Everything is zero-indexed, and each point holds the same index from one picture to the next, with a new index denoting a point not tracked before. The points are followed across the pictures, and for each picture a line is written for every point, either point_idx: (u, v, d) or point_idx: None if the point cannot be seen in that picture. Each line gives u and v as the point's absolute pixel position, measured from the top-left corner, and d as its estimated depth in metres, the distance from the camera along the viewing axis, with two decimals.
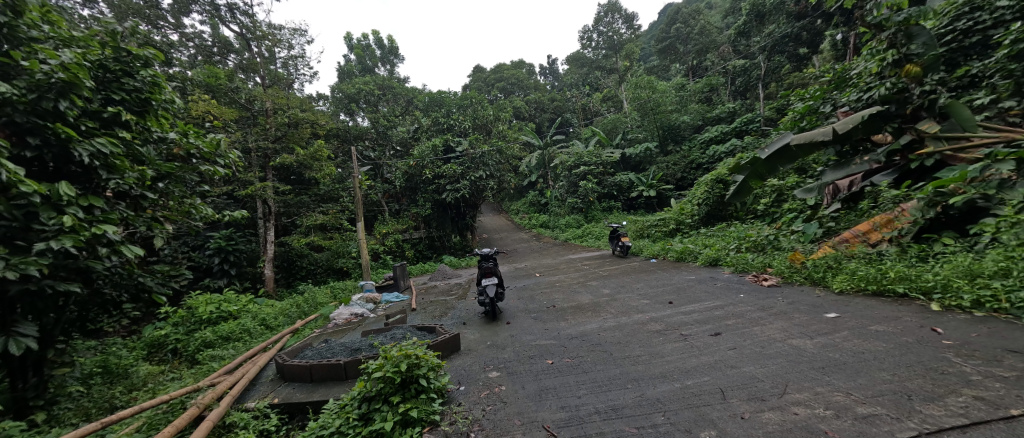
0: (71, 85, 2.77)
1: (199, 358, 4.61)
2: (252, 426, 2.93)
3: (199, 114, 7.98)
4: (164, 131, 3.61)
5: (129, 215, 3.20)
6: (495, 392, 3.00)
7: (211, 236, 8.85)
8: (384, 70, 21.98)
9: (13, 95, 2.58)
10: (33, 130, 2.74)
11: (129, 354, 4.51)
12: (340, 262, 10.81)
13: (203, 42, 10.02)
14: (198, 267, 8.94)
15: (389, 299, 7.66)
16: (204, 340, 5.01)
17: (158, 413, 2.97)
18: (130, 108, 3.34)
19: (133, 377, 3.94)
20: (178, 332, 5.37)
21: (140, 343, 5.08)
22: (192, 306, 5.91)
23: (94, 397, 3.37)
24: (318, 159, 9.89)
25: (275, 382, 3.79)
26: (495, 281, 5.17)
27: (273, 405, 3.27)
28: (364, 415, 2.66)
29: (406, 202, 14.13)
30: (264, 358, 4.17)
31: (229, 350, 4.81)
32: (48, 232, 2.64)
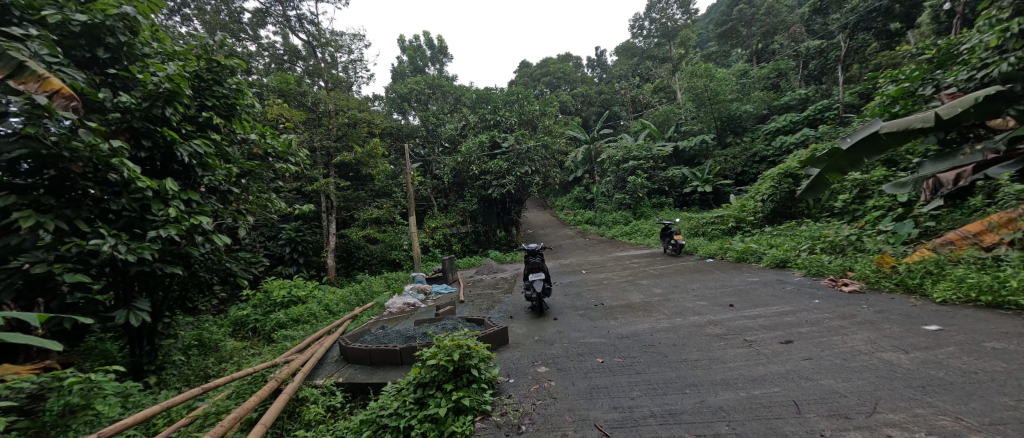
0: (174, 94, 3.14)
1: (275, 337, 5.10)
2: (321, 402, 3.19)
3: (273, 116, 8.74)
4: (246, 133, 3.98)
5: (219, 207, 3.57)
6: (545, 387, 3.01)
7: (283, 228, 9.74)
8: (434, 69, 22.71)
9: (130, 104, 2.97)
10: (148, 133, 3.16)
11: (219, 331, 5.11)
12: (393, 254, 11.34)
13: (276, 51, 10.96)
14: (272, 256, 9.84)
15: (438, 290, 7.95)
16: (279, 321, 5.54)
17: (242, 383, 3.31)
18: (220, 113, 3.74)
19: (222, 350, 4.45)
20: (258, 312, 5.98)
21: (227, 321, 5.72)
22: (268, 290, 6.56)
23: (192, 365, 3.84)
24: (374, 156, 10.48)
25: (339, 363, 4.09)
26: (542, 277, 5.14)
27: (339, 383, 3.53)
28: (419, 400, 2.78)
29: (454, 197, 14.47)
30: (330, 340, 4.50)
31: (299, 331, 5.27)
32: (157, 221, 3.01)
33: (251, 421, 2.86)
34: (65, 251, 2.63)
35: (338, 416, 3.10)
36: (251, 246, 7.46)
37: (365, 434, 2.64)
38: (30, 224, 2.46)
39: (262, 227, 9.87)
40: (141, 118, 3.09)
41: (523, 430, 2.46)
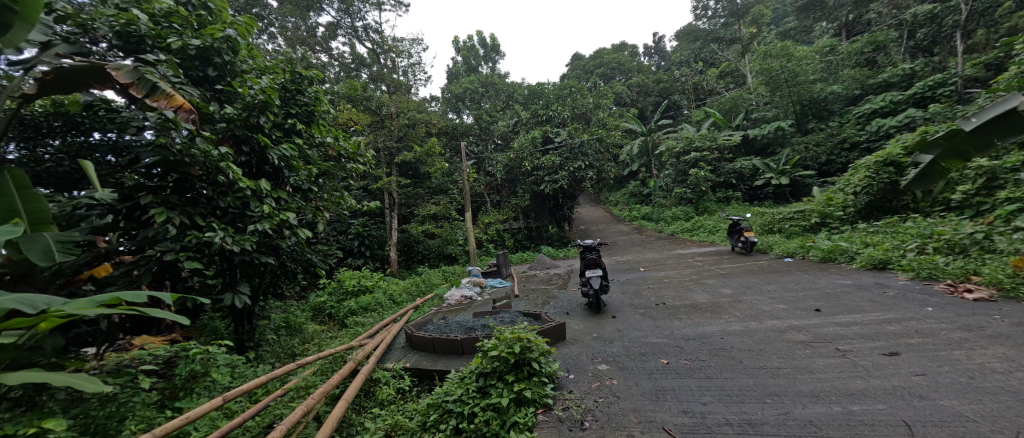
0: (267, 105, 3.55)
1: (348, 323, 5.55)
2: (392, 383, 3.44)
3: (345, 119, 9.44)
4: (324, 137, 4.35)
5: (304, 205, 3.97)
6: (607, 385, 2.99)
7: (352, 223, 10.49)
8: (486, 68, 23.08)
9: (233, 115, 3.42)
10: (246, 140, 3.60)
11: (302, 315, 5.68)
12: (449, 248, 11.74)
13: (345, 61, 11.79)
14: (342, 249, 10.66)
15: (492, 283, 8.13)
16: (351, 308, 6.02)
17: (325, 363, 3.66)
18: (302, 119, 4.16)
19: (306, 332, 4.94)
20: (333, 300, 6.54)
21: (308, 307, 6.31)
22: (340, 280, 7.13)
23: (284, 345, 4.31)
24: (432, 155, 10.94)
25: (406, 349, 4.36)
26: (600, 274, 5.06)
27: (407, 368, 3.78)
28: (481, 388, 2.89)
29: (506, 193, 14.65)
30: (395, 328, 4.82)
31: (369, 318, 5.68)
32: (255, 217, 3.43)
33: (333, 397, 3.17)
34: (186, 242, 3.08)
35: (406, 398, 3.32)
36: (324, 240, 8.13)
37: (432, 417, 2.80)
38: (162, 218, 2.93)
39: (333, 222, 10.69)
40: (240, 126, 3.57)
41: (587, 426, 2.48)
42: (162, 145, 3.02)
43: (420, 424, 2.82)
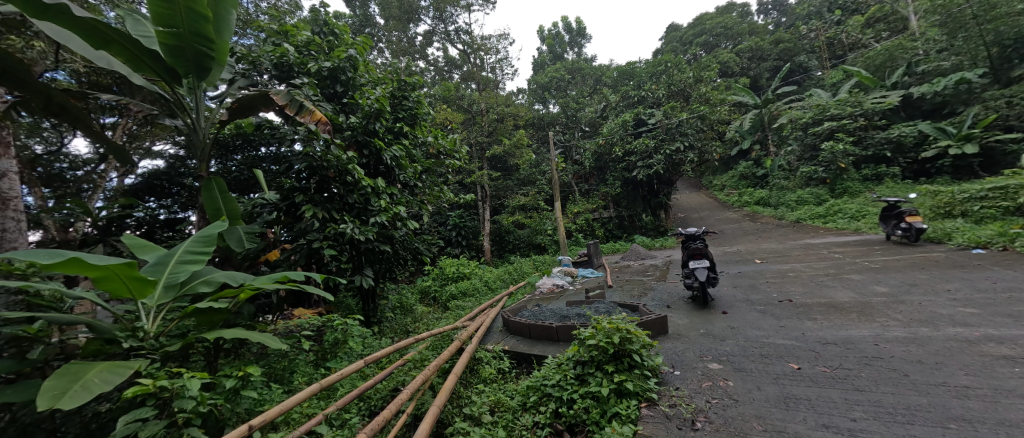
0: (379, 112, 4.40)
1: (450, 305, 5.81)
2: (493, 364, 3.42)
3: (441, 119, 9.87)
4: (424, 136, 5.06)
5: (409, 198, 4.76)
6: (720, 385, 2.61)
7: (449, 215, 11.04)
8: (572, 53, 22.54)
9: (355, 124, 4.31)
10: (366, 145, 4.49)
11: (411, 297, 6.14)
12: (539, 239, 11.43)
13: (439, 65, 12.35)
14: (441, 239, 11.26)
15: (585, 273, 7.86)
16: (453, 293, 6.33)
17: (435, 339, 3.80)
18: (408, 122, 5.02)
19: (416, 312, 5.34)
20: (436, 284, 6.97)
21: (416, 289, 6.75)
22: (442, 267, 7.58)
23: (398, 322, 4.71)
24: (520, 147, 11.02)
25: (503, 334, 4.36)
26: (706, 265, 4.46)
27: (506, 350, 3.77)
28: (579, 376, 2.72)
29: (596, 181, 14.14)
30: (494, 311, 4.87)
31: (469, 302, 5.86)
32: (374, 211, 4.27)
33: (444, 371, 3.24)
34: (326, 233, 4.01)
35: (505, 379, 3.28)
36: (427, 231, 8.64)
37: (532, 399, 2.70)
38: (310, 213, 3.91)
39: (432, 214, 11.34)
40: (361, 133, 4.44)
41: (699, 427, 2.20)
42: (308, 154, 4.01)
43: (520, 404, 2.74)
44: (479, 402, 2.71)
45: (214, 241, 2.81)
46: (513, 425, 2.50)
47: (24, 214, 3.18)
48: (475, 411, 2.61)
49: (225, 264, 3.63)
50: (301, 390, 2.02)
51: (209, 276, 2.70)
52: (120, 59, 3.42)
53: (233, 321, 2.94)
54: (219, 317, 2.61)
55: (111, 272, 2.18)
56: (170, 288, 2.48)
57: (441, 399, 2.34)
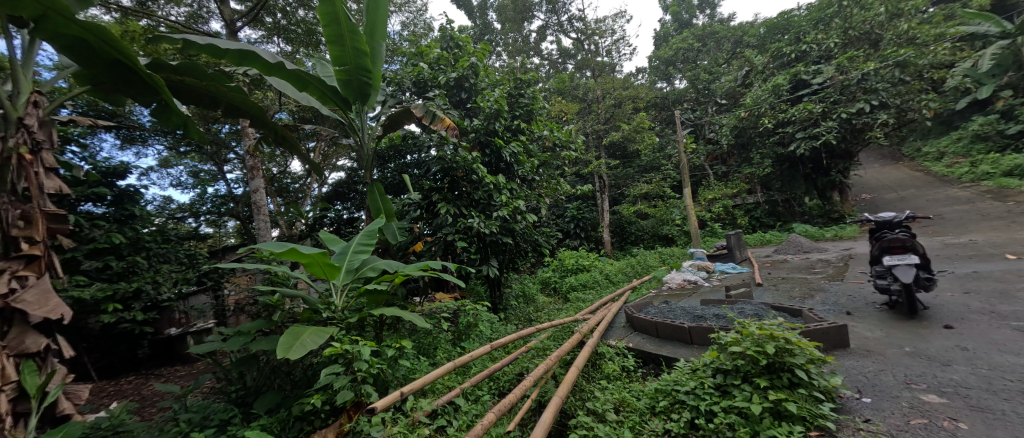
0: (499, 111, 4.88)
1: (570, 298, 5.92)
2: (616, 361, 3.39)
3: (557, 112, 9.99)
4: (539, 131, 5.47)
5: (528, 192, 5.09)
6: (940, 425, 2.08)
7: (568, 208, 11.07)
8: (703, 18, 20.26)
9: (478, 125, 4.87)
10: (487, 144, 4.98)
11: (533, 286, 6.47)
12: (665, 228, 10.68)
13: (553, 57, 12.75)
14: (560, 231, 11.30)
15: (724, 268, 7.06)
16: (572, 284, 6.45)
17: (555, 330, 3.87)
18: (523, 118, 5.49)
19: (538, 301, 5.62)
20: (556, 275, 7.19)
21: (538, 280, 7.07)
22: (561, 258, 7.80)
23: (521, 310, 5.05)
24: (641, 130, 10.45)
25: (627, 329, 4.27)
26: (913, 262, 3.52)
27: (630, 348, 3.69)
28: (719, 384, 2.50)
29: (737, 162, 12.30)
30: (616, 306, 4.76)
31: (589, 294, 5.87)
32: (497, 205, 4.70)
33: (566, 361, 3.38)
34: (458, 227, 4.47)
35: (631, 377, 3.20)
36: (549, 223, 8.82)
37: (662, 404, 2.56)
38: (445, 210, 4.47)
39: (552, 206, 11.58)
40: (483, 133, 4.98)
41: None
42: (442, 157, 4.59)
43: (649, 406, 2.62)
44: (602, 397, 2.69)
45: (376, 234, 3.43)
46: (642, 427, 2.41)
47: (268, 216, 5.55)
48: (598, 406, 2.60)
49: (385, 254, 4.39)
50: (441, 366, 2.25)
51: (370, 264, 3.29)
52: (314, 95, 4.37)
53: (392, 302, 3.55)
54: (382, 297, 3.18)
55: (315, 258, 2.84)
56: (350, 272, 3.13)
57: (564, 390, 2.32)
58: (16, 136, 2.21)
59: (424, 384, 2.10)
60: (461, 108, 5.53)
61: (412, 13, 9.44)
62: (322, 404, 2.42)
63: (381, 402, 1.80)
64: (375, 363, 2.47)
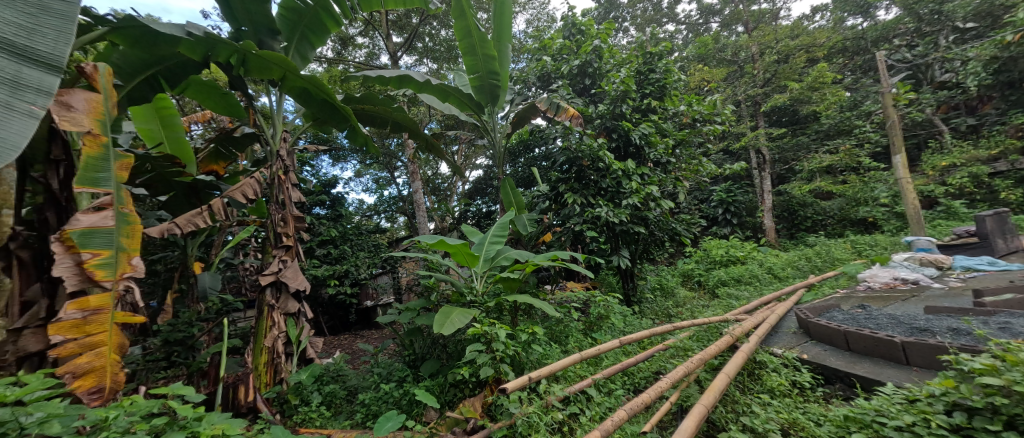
0: (627, 91, 4.83)
1: (719, 294, 5.18)
2: (782, 374, 2.56)
3: (696, 83, 8.98)
4: (676, 106, 5.22)
5: (661, 177, 4.90)
6: None
7: (713, 190, 9.26)
8: None
9: (605, 111, 4.95)
10: (614, 129, 5.05)
11: (672, 278, 6.12)
12: (860, 211, 8.15)
13: (693, 19, 11.70)
14: (705, 217, 9.42)
15: (978, 266, 4.57)
16: (720, 278, 5.77)
17: (700, 329, 3.39)
18: (657, 95, 5.32)
19: (678, 295, 5.33)
20: (701, 267, 6.59)
21: (678, 272, 6.60)
22: (708, 249, 7.13)
23: (659, 304, 4.93)
24: (820, 86, 8.65)
25: (799, 337, 3.23)
26: None
27: (803, 360, 2.77)
28: (957, 427, 1.65)
29: (999, 109, 7.81)
30: (783, 307, 3.70)
31: (744, 291, 5.06)
32: (627, 193, 4.65)
33: (712, 367, 2.83)
34: (586, 216, 4.61)
35: (808, 397, 2.39)
36: (692, 209, 7.88)
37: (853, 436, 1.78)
38: (572, 200, 4.68)
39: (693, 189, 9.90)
40: (610, 117, 5.04)
41: None
42: (568, 147, 4.82)
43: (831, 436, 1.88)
44: (762, 414, 2.13)
45: (506, 226, 3.82)
46: None
47: (423, 211, 6.55)
48: (757, 424, 2.07)
49: (517, 243, 4.77)
50: (566, 357, 2.35)
51: (502, 254, 3.67)
52: (454, 104, 5.01)
53: (524, 289, 3.91)
54: (515, 285, 3.48)
55: (459, 248, 3.31)
56: (487, 261, 3.57)
57: (709, 398, 1.98)
58: (276, 164, 3.20)
59: (551, 372, 2.26)
60: (587, 94, 5.60)
61: (536, 9, 9.76)
62: (469, 375, 2.74)
63: (511, 384, 2.02)
64: (511, 345, 2.61)
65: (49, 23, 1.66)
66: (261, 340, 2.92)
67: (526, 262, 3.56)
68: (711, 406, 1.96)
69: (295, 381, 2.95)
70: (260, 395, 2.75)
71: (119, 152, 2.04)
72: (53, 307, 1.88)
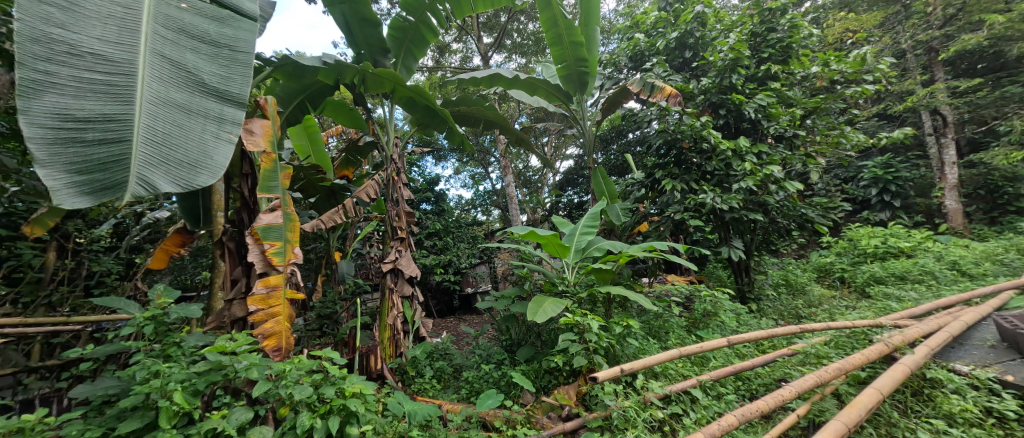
0: (738, 60, 4.42)
1: (873, 293, 4.29)
2: (974, 399, 2.15)
3: (837, 38, 6.60)
4: (807, 68, 4.71)
5: (785, 154, 4.45)
6: None
7: (864, 164, 7.02)
8: None
9: (710, 85, 4.60)
10: (721, 104, 4.68)
11: (803, 275, 5.38)
12: None
13: None
14: (853, 199, 7.35)
15: None
16: (874, 275, 4.73)
17: (841, 334, 2.92)
18: (778, 59, 4.78)
19: (810, 294, 4.69)
20: (844, 261, 5.62)
21: (811, 267, 5.78)
22: (856, 238, 5.99)
23: (784, 304, 4.43)
24: None
25: (1002, 351, 2.61)
26: None
27: (1005, 382, 2.27)
28: None
29: None
30: (971, 313, 2.97)
31: (910, 291, 3.98)
32: (739, 175, 4.29)
33: (860, 380, 2.45)
34: (687, 204, 4.37)
35: (1015, 432, 1.95)
36: (827, 192, 6.79)
37: None
38: (670, 186, 4.48)
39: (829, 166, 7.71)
40: (716, 91, 4.66)
41: None
42: (664, 130, 4.61)
43: None
44: None
45: (596, 216, 3.82)
46: None
47: (515, 204, 6.78)
48: None
49: (610, 235, 4.73)
50: (663, 352, 2.29)
51: (593, 245, 3.69)
52: (542, 96, 5.10)
53: (618, 280, 3.89)
54: (608, 276, 3.49)
55: (549, 239, 3.43)
56: (578, 252, 3.63)
57: (851, 415, 1.83)
58: (391, 167, 3.68)
59: (647, 366, 2.24)
60: (687, 69, 5.23)
61: None
62: (563, 364, 2.84)
63: (601, 373, 2.07)
64: (604, 337, 2.64)
65: (239, 71, 1.86)
66: (385, 318, 3.43)
67: (619, 253, 3.54)
68: (853, 425, 1.81)
69: (411, 355, 3.36)
70: (386, 364, 3.23)
71: (285, 165, 2.58)
72: (251, 283, 2.43)
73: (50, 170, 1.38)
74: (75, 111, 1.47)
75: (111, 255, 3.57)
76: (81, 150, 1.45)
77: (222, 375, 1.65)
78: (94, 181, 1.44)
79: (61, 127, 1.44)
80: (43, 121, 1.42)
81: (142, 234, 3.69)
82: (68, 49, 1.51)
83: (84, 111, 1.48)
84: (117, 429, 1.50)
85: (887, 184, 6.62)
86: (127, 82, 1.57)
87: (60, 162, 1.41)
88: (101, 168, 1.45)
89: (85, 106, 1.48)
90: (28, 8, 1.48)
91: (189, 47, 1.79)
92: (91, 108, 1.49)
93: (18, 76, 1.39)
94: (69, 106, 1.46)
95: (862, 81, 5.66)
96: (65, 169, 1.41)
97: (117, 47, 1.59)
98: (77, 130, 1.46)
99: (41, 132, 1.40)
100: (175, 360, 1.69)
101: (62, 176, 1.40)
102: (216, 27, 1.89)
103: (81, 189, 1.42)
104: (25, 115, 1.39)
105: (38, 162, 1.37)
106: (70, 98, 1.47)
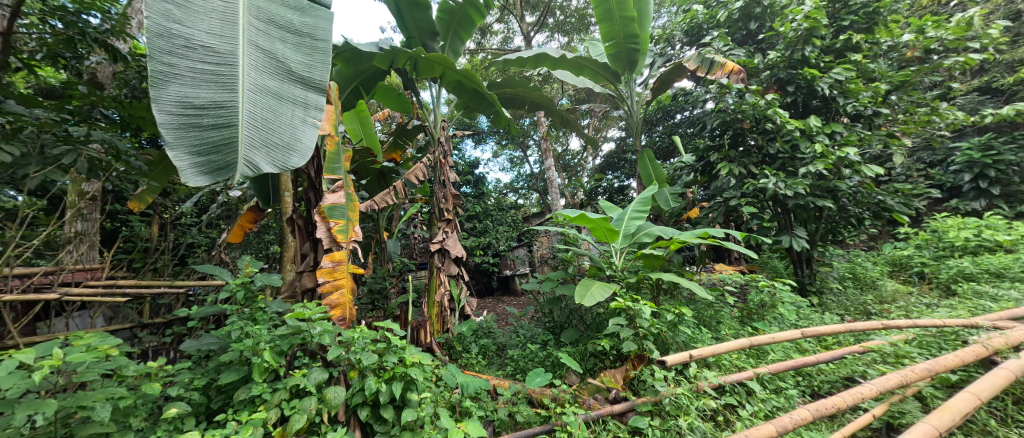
0: (813, 30, 4.05)
1: (960, 290, 3.89)
2: None
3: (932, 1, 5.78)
4: (895, 36, 4.24)
5: (863, 134, 4.09)
6: None
7: (956, 147, 6.25)
8: None
9: (777, 59, 4.26)
10: (789, 80, 4.32)
11: (874, 268, 4.97)
12: None
13: None
14: (941, 186, 6.63)
15: None
16: (963, 271, 4.28)
17: (925, 333, 2.68)
18: (861, 27, 4.35)
19: (882, 289, 4.32)
20: (924, 254, 5.09)
21: (883, 261, 5.32)
22: (940, 229, 5.40)
23: (851, 299, 4.13)
24: None
25: None
26: None
27: None
28: None
29: None
30: None
31: (1007, 289, 3.59)
32: (807, 158, 4.00)
33: (948, 382, 2.26)
34: (744, 189, 4.14)
35: None
36: (907, 177, 6.14)
37: None
38: (726, 171, 4.22)
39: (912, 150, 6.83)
40: (785, 66, 4.32)
41: None
42: (721, 110, 4.35)
43: None
44: None
45: (647, 201, 3.66)
46: None
47: (556, 188, 6.74)
48: None
49: (658, 220, 4.61)
50: (733, 341, 2.29)
51: (643, 231, 3.60)
52: (589, 76, 4.98)
53: (668, 267, 3.79)
54: (657, 262, 3.42)
55: (598, 223, 3.39)
56: (627, 237, 3.55)
57: (942, 418, 1.70)
58: (438, 150, 3.76)
59: (711, 353, 2.21)
60: (752, 42, 4.88)
61: None
62: (609, 347, 2.83)
63: (670, 357, 2.13)
64: (655, 323, 2.60)
65: (321, 58, 1.97)
66: (433, 295, 3.56)
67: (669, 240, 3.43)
68: (945, 429, 1.68)
69: (457, 331, 3.51)
70: (434, 339, 3.38)
71: (347, 147, 2.72)
72: (318, 257, 2.61)
73: (177, 152, 1.55)
74: (193, 99, 1.63)
75: (195, 230, 3.99)
76: (199, 134, 1.61)
77: (300, 339, 1.83)
78: (211, 162, 1.60)
79: (184, 114, 1.60)
80: (169, 108, 1.58)
81: (218, 211, 4.08)
82: (184, 43, 1.67)
83: (201, 100, 1.63)
84: (218, 379, 1.72)
85: (983, 169, 5.82)
86: (233, 72, 1.72)
87: (184, 145, 1.58)
88: (217, 150, 1.61)
89: (201, 95, 1.64)
90: (152, 6, 1.64)
91: (278, 37, 1.91)
92: (205, 96, 1.65)
93: (149, 68, 1.55)
94: (188, 95, 1.62)
95: (963, 50, 5.01)
96: (187, 151, 1.58)
97: (221, 39, 1.74)
98: (195, 116, 1.62)
99: (169, 118, 1.57)
100: (262, 323, 1.90)
101: (186, 157, 1.57)
102: (299, 18, 2.00)
103: (201, 169, 1.58)
104: (155, 103, 1.56)
105: (168, 145, 1.54)
106: (188, 87, 1.63)
